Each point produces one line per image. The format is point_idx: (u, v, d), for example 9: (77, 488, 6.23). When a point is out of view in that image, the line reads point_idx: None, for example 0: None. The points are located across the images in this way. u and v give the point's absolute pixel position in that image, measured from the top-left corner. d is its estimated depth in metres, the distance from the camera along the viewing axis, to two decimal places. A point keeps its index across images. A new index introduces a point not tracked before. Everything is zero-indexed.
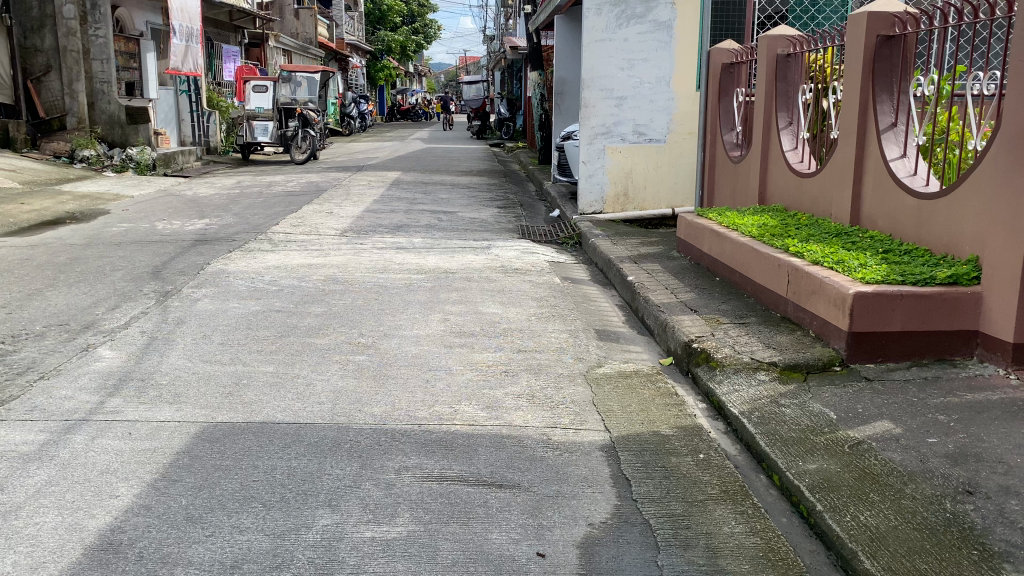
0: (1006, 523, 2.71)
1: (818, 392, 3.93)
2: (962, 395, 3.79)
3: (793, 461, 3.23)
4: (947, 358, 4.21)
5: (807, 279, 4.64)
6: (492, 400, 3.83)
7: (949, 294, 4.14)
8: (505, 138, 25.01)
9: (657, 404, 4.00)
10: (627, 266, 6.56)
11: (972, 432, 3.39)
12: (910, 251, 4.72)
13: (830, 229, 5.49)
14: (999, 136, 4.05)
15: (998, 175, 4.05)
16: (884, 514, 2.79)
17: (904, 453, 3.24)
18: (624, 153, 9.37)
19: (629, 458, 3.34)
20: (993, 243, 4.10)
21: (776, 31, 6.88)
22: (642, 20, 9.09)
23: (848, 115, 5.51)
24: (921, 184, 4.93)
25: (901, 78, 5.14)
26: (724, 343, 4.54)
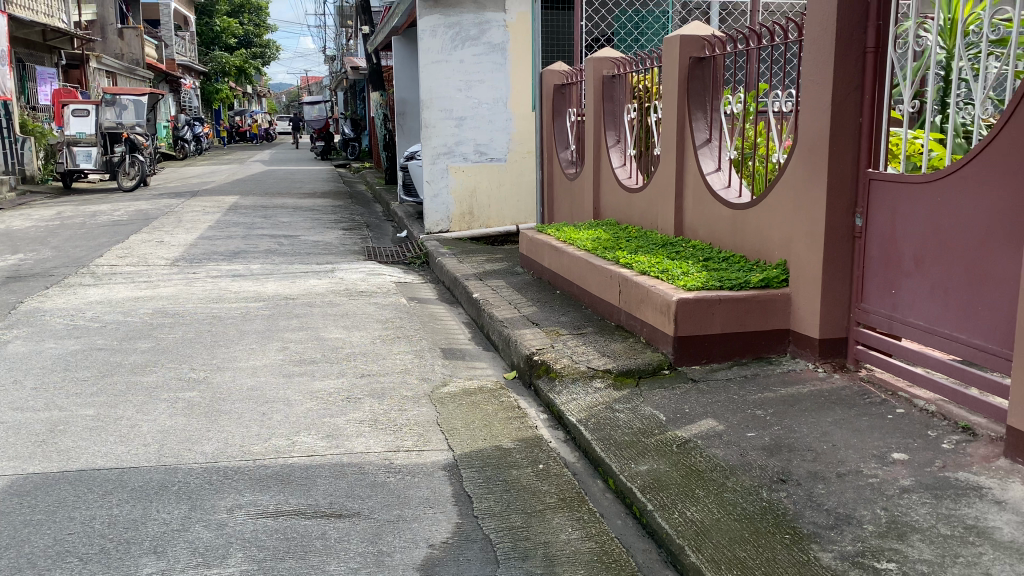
0: (814, 506, 2.94)
1: (649, 396, 4.12)
2: (776, 390, 4.09)
3: (626, 464, 3.37)
4: (763, 356, 4.54)
5: (636, 289, 4.87)
6: (332, 428, 3.76)
7: (762, 296, 4.47)
8: (350, 159, 24.73)
9: (499, 418, 4.06)
10: (472, 283, 6.63)
11: (785, 424, 3.66)
12: (728, 258, 5.07)
13: (658, 241, 5.79)
14: (798, 149, 4.43)
15: (799, 185, 4.43)
16: (708, 509, 2.96)
17: (726, 448, 3.45)
18: (466, 172, 9.49)
19: (470, 476, 3.36)
20: (797, 248, 4.47)
21: (601, 52, 7.18)
22: (476, 42, 9.25)
23: (668, 131, 5.86)
24: (735, 195, 5.31)
25: (713, 98, 5.53)
26: (563, 354, 4.68)
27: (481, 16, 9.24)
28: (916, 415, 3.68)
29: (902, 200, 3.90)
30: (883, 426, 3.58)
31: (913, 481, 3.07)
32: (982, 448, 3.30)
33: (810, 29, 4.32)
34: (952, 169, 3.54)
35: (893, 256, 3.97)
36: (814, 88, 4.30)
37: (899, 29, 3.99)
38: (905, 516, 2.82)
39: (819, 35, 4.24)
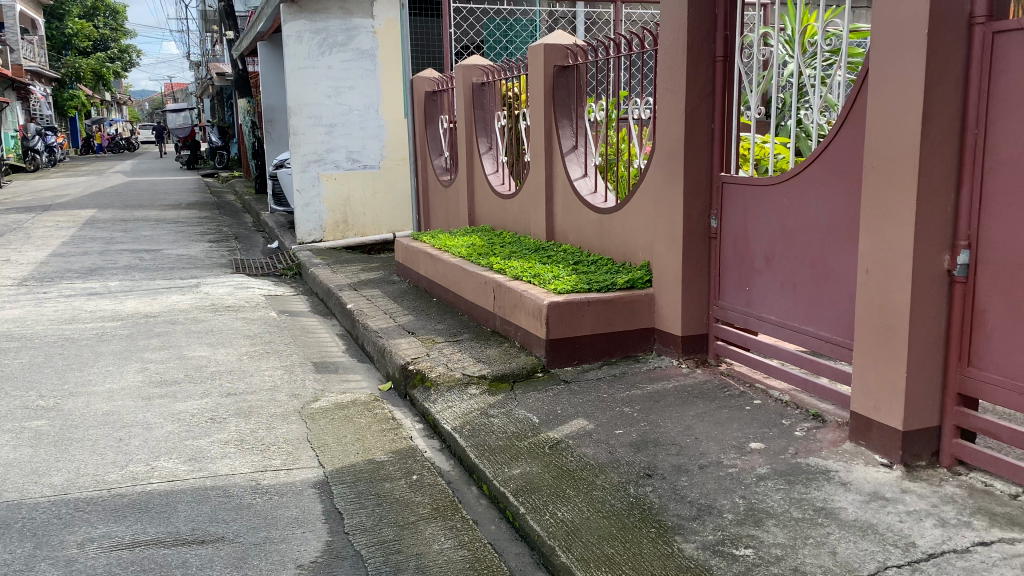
0: (678, 498, 3.04)
1: (523, 399, 4.16)
2: (644, 387, 4.22)
3: (499, 468, 3.39)
4: (632, 354, 4.68)
5: (508, 293, 4.91)
6: (195, 451, 3.61)
7: (627, 297, 4.62)
8: (219, 168, 23.84)
9: (372, 431, 4.00)
10: (346, 294, 6.52)
11: (651, 420, 3.78)
12: (596, 261, 5.20)
13: (530, 246, 5.87)
14: (657, 155, 4.60)
15: (659, 189, 4.59)
16: (578, 508, 3.01)
17: (595, 447, 3.53)
18: (339, 180, 9.33)
19: (342, 492, 3.29)
20: (659, 250, 4.64)
21: (470, 59, 7.21)
22: (344, 48, 9.12)
23: (536, 138, 5.95)
24: (602, 200, 5.46)
25: (578, 105, 5.66)
26: (438, 362, 4.67)
27: (349, 22, 9.12)
28: (771, 405, 3.88)
29: (753, 201, 4.11)
30: (742, 417, 3.76)
31: (768, 469, 3.23)
32: (830, 433, 3.52)
33: (664, 38, 4.48)
34: (796, 171, 3.76)
35: (747, 255, 4.17)
36: (670, 95, 4.46)
37: (744, 39, 4.19)
38: (761, 503, 2.97)
39: (672, 44, 4.41)
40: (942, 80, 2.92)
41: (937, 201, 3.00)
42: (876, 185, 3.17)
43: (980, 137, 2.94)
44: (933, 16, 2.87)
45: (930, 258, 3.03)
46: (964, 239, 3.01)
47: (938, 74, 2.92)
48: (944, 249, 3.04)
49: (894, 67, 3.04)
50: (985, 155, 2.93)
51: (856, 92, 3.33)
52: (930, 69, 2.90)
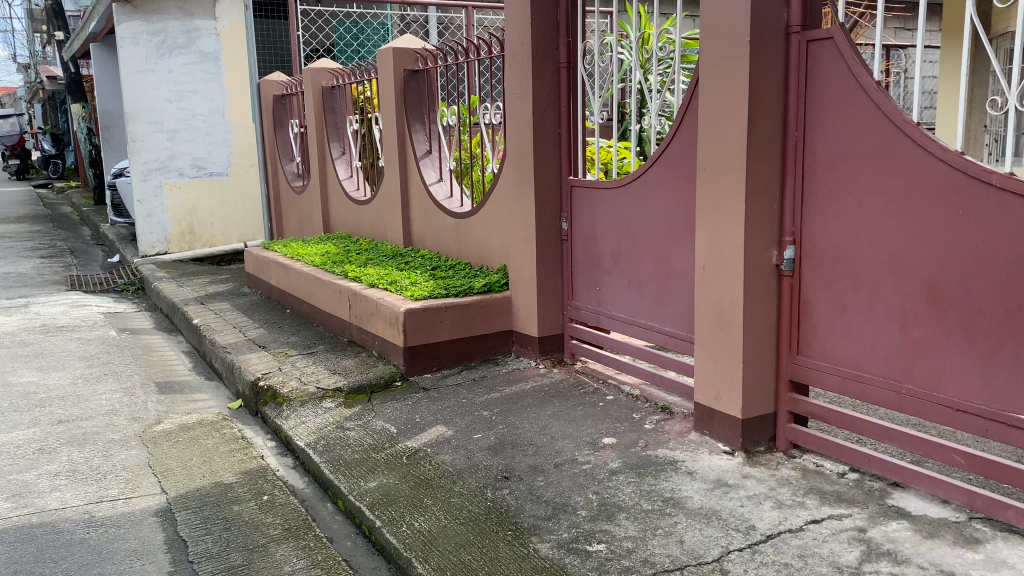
0: (534, 499, 3.07)
1: (380, 410, 4.09)
2: (502, 389, 4.24)
3: (355, 482, 3.31)
4: (491, 357, 4.70)
5: (364, 302, 4.82)
6: (21, 487, 3.32)
7: (484, 301, 4.63)
8: (53, 178, 22.25)
9: (221, 452, 3.82)
10: (193, 308, 6.21)
11: (509, 422, 3.80)
12: (453, 265, 5.19)
13: (387, 252, 5.80)
14: (508, 158, 4.64)
15: (512, 192, 4.63)
16: (436, 517, 2.98)
17: (453, 453, 3.51)
18: (184, 189, 8.89)
19: (186, 519, 3.12)
20: (513, 253, 4.68)
21: (318, 63, 7.05)
22: (185, 50, 8.71)
23: (389, 143, 5.88)
24: (457, 204, 5.45)
25: (430, 109, 5.64)
26: (291, 376, 4.51)
27: (189, 24, 8.72)
28: (623, 401, 3.99)
29: (599, 203, 4.22)
30: (595, 414, 3.85)
31: (620, 463, 3.31)
32: (677, 424, 3.66)
33: (509, 43, 4.52)
34: (638, 174, 3.88)
35: (597, 255, 4.28)
36: (517, 100, 4.52)
37: (585, 44, 4.31)
38: (613, 497, 3.04)
39: (517, 50, 4.46)
40: (765, 86, 3.09)
41: (765, 200, 3.18)
42: (709, 185, 3.32)
43: (800, 139, 3.14)
44: (755, 25, 3.04)
45: (760, 254, 3.20)
46: (790, 235, 3.20)
47: (761, 80, 3.08)
48: (772, 244, 3.22)
49: (722, 74, 3.19)
50: (805, 156, 3.12)
51: (689, 97, 3.48)
52: (753, 75, 3.07)
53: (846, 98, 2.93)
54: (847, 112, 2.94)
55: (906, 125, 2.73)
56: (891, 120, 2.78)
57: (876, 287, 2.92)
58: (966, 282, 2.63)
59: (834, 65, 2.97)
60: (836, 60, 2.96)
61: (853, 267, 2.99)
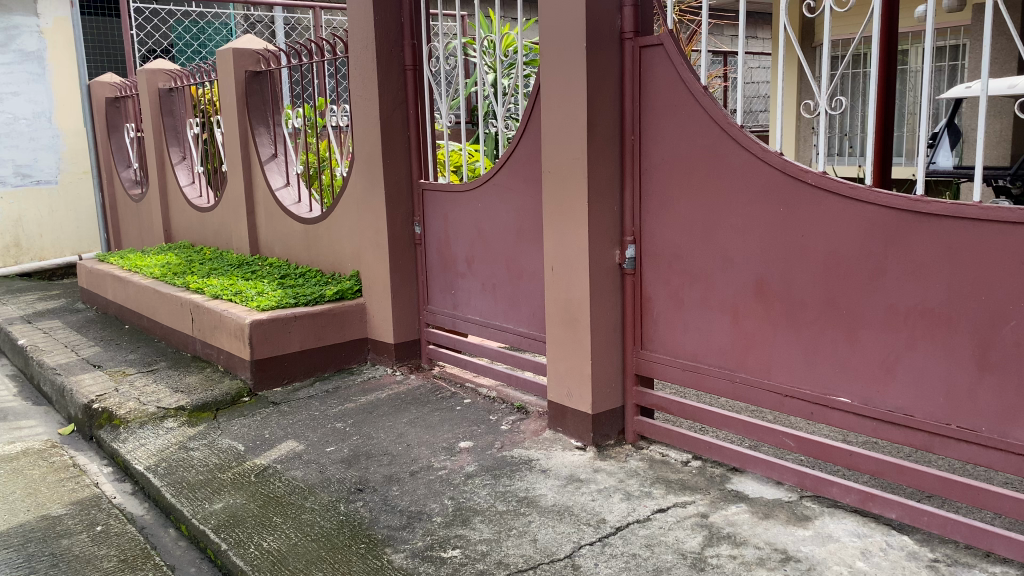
0: (389, 510, 3.02)
1: (227, 427, 3.91)
2: (357, 399, 4.15)
3: (198, 505, 3.14)
4: (345, 367, 4.60)
5: (208, 314, 4.60)
6: None
7: (336, 309, 4.53)
8: None
9: (49, 483, 3.54)
10: (18, 327, 5.74)
11: (363, 432, 3.73)
12: (304, 273, 5.04)
13: (233, 261, 5.56)
14: (357, 162, 4.55)
15: (361, 198, 4.55)
16: (286, 535, 2.87)
17: (305, 468, 3.40)
18: (6, 200, 8.19)
19: (7, 558, 2.87)
20: (365, 259, 4.60)
21: (153, 64, 6.67)
22: (3, 49, 8.04)
23: (232, 148, 5.65)
24: (306, 209, 5.30)
25: (274, 112, 5.46)
26: (129, 396, 4.25)
27: (7, 20, 8.05)
28: (480, 403, 4.00)
29: (450, 207, 4.21)
30: (451, 418, 3.83)
31: (476, 466, 3.31)
32: (532, 423, 3.70)
33: (353, 45, 4.44)
34: (486, 177, 3.90)
35: (449, 259, 4.28)
36: (363, 104, 4.43)
37: (430, 47, 4.28)
38: (468, 501, 3.03)
39: (361, 52, 4.38)
40: (601, 90, 3.18)
41: (606, 201, 3.26)
42: (553, 188, 3.38)
43: (636, 142, 3.24)
44: (590, 31, 3.11)
45: (603, 254, 3.28)
46: (631, 235, 3.31)
47: (598, 85, 3.16)
48: (615, 244, 3.32)
49: (561, 79, 3.25)
50: (642, 158, 3.23)
51: (532, 102, 3.52)
52: (591, 79, 3.14)
53: (677, 102, 3.06)
54: (679, 116, 3.06)
55: (731, 128, 2.87)
56: (717, 123, 2.92)
57: (711, 282, 3.05)
58: (788, 275, 2.79)
59: (665, 71, 3.09)
60: (668, 66, 3.07)
61: (689, 264, 3.11)
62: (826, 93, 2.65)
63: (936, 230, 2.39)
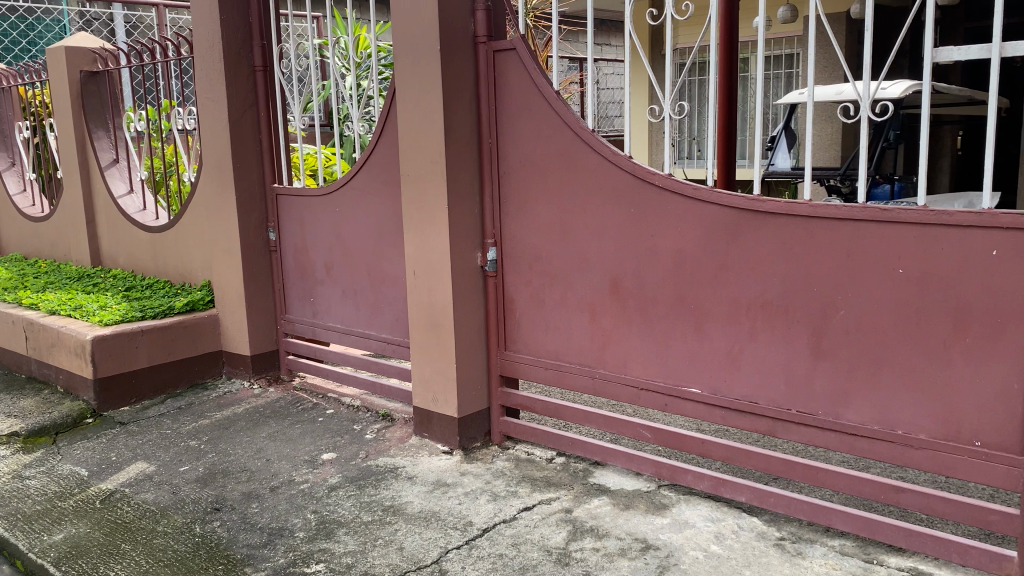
0: (248, 528, 2.90)
1: (68, 451, 3.64)
2: (212, 415, 3.97)
3: (36, 538, 2.91)
4: (199, 382, 4.39)
5: (43, 331, 4.28)
6: None
7: (187, 322, 4.32)
8: None
9: None
10: None
11: (219, 449, 3.57)
12: (150, 284, 4.77)
13: (72, 273, 5.20)
14: (206, 167, 4.36)
15: (212, 204, 4.36)
16: (135, 562, 2.70)
17: (156, 490, 3.22)
18: None
19: None
20: (218, 269, 4.41)
21: None
22: None
23: (67, 152, 5.28)
24: (152, 217, 5.03)
25: (114, 114, 5.16)
26: None
27: None
28: (343, 413, 3.92)
29: (307, 213, 4.10)
30: (313, 430, 3.73)
31: (339, 477, 3.24)
32: (398, 431, 3.65)
33: (198, 45, 4.24)
34: (343, 181, 3.82)
35: (307, 266, 4.17)
36: (210, 106, 4.25)
37: (281, 48, 4.15)
38: (332, 514, 2.96)
39: (207, 53, 4.19)
40: (457, 94, 3.18)
41: (465, 204, 3.26)
42: (412, 192, 3.35)
43: (493, 145, 3.26)
44: (443, 34, 3.11)
45: (464, 256, 3.29)
46: (491, 237, 3.33)
47: (453, 88, 3.16)
48: (475, 246, 3.33)
49: (416, 82, 3.23)
50: (500, 162, 3.26)
51: (388, 106, 3.48)
52: (446, 83, 3.14)
53: (532, 107, 3.10)
54: (533, 120, 3.11)
55: (584, 133, 2.95)
56: (570, 128, 2.99)
57: (569, 282, 3.12)
58: (640, 274, 2.89)
59: (519, 75, 3.13)
60: (520, 71, 3.12)
61: (548, 265, 3.17)
62: (670, 99, 2.76)
63: (773, 227, 2.53)
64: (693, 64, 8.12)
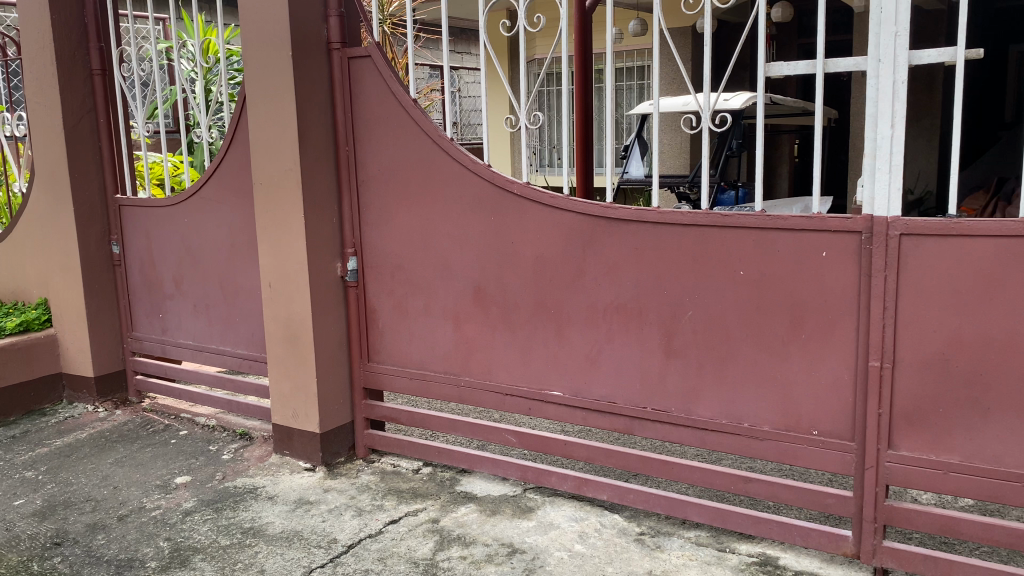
0: (92, 562, 2.70)
1: None
2: (51, 442, 3.70)
3: None
4: (36, 408, 4.08)
5: None
6: None
7: (21, 343, 4.02)
8: None
9: None
10: None
11: (60, 479, 3.32)
12: None
13: None
14: (38, 176, 4.06)
15: (46, 216, 4.07)
16: None
17: None
18: None
19: None
20: (55, 285, 4.12)
21: None
22: None
23: None
24: None
25: None
26: None
27: None
28: (197, 434, 3.74)
29: (153, 225, 3.89)
30: (165, 453, 3.54)
31: (194, 501, 3.09)
32: (256, 449, 3.53)
33: (26, 45, 3.95)
34: (192, 190, 3.66)
35: (155, 280, 3.96)
36: (42, 111, 3.96)
37: (120, 50, 3.93)
38: (187, 540, 2.81)
39: (37, 53, 3.91)
40: (311, 100, 3.11)
41: (323, 214, 3.19)
42: (266, 202, 3.24)
43: (351, 153, 3.21)
44: (295, 39, 3.03)
45: (323, 267, 3.21)
46: (351, 247, 3.27)
47: (307, 95, 3.09)
48: (334, 256, 3.26)
49: (268, 88, 3.14)
50: (358, 170, 3.21)
51: (238, 113, 3.36)
52: (300, 89, 3.06)
53: (389, 114, 3.08)
54: (391, 128, 3.08)
55: (442, 141, 2.95)
56: (429, 136, 2.98)
57: (430, 290, 3.11)
58: (501, 281, 2.92)
59: (375, 82, 3.10)
60: (376, 78, 3.09)
61: (410, 274, 3.15)
62: (525, 108, 2.81)
63: (625, 232, 2.62)
64: (544, 74, 8.31)
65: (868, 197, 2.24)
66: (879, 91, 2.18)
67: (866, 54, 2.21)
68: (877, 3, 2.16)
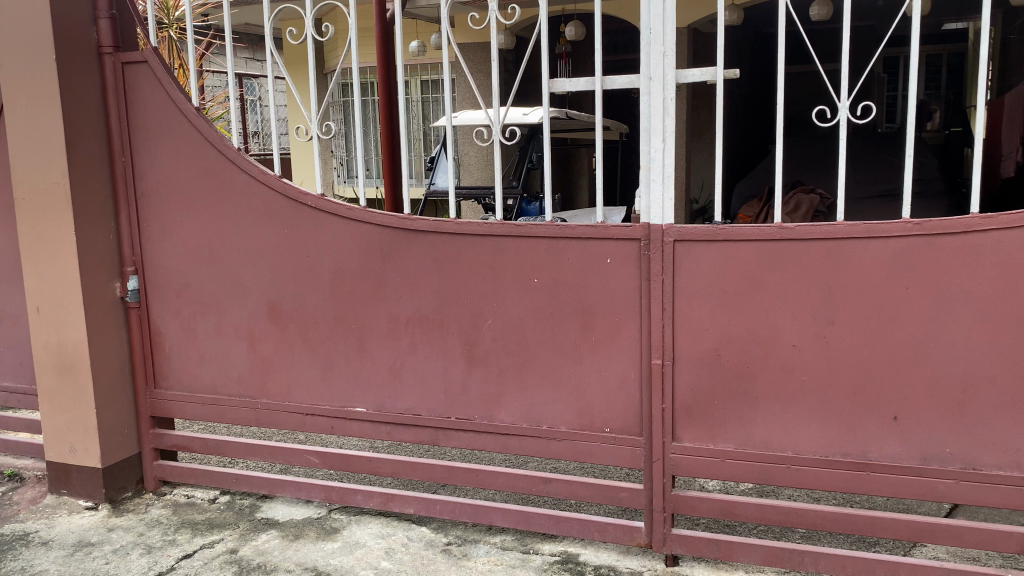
0: None
1: None
2: None
3: None
4: None
5: None
6: None
7: None
8: None
9: None
10: None
11: None
12: None
13: None
14: None
15: None
16: None
17: None
18: None
19: None
20: None
21: None
22: None
23: None
24: None
25: None
26: None
27: None
28: None
29: None
30: None
31: None
32: (28, 491, 3.20)
33: None
34: None
35: None
36: None
37: None
38: None
39: None
40: (80, 107, 2.87)
41: (97, 229, 2.95)
42: (30, 218, 2.95)
43: (127, 164, 2.99)
44: (59, 41, 2.79)
45: (99, 287, 2.97)
46: (131, 265, 3.05)
47: (75, 101, 2.85)
48: (113, 276, 3.02)
49: (28, 93, 2.86)
50: (136, 182, 3.00)
51: None
52: (67, 95, 2.82)
53: (169, 123, 2.91)
54: (173, 139, 2.91)
55: (228, 151, 2.82)
56: (214, 146, 2.85)
57: (222, 309, 2.96)
58: (296, 296, 2.83)
59: (153, 88, 2.91)
60: (154, 85, 2.91)
61: (198, 291, 2.98)
62: (316, 119, 2.71)
63: (422, 244, 2.62)
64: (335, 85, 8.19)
65: (645, 207, 2.37)
66: (652, 107, 2.33)
67: (639, 72, 2.35)
68: (646, 24, 2.30)
